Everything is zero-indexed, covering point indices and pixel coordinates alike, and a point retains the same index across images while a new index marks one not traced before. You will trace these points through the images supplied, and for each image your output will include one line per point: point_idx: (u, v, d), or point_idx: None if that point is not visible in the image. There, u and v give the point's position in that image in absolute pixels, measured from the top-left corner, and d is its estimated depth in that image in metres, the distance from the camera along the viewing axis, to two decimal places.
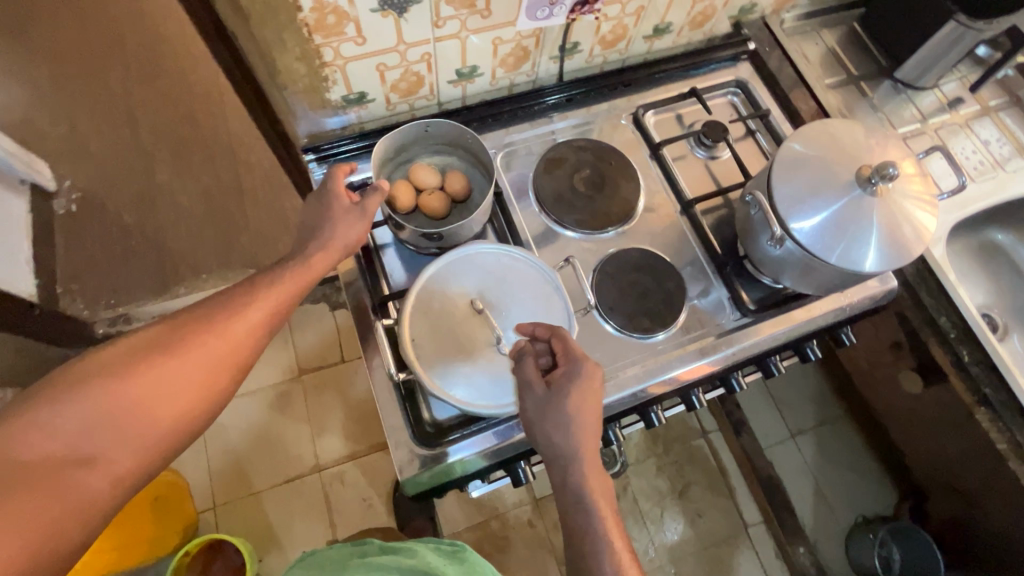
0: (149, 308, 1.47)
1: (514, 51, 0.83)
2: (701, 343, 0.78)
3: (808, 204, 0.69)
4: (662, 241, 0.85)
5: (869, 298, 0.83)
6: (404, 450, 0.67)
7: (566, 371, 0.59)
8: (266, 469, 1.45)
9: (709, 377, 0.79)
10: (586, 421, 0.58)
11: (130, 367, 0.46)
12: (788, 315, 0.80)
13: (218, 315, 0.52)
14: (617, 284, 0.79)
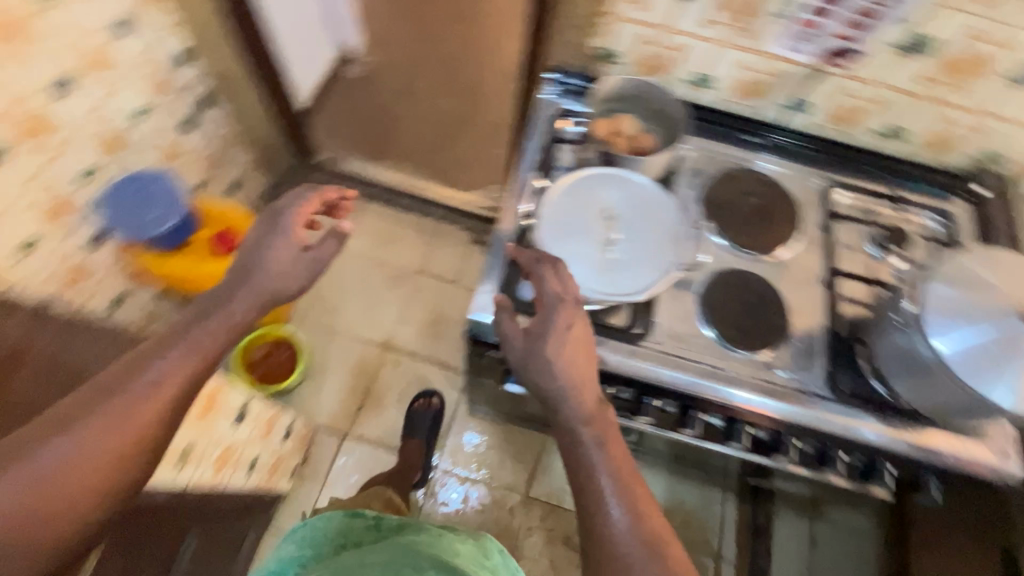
0: (354, 162, 1.87)
1: (752, 81, 0.92)
2: (774, 387, 0.78)
3: (962, 312, 0.66)
4: (790, 292, 0.86)
5: (982, 468, 0.74)
6: (488, 295, 0.79)
7: (544, 319, 0.66)
8: (352, 320, 1.67)
9: (767, 423, 0.78)
10: (569, 354, 0.64)
11: (38, 455, 0.49)
12: (880, 421, 0.76)
13: (142, 376, 0.56)
14: (728, 295, 0.83)
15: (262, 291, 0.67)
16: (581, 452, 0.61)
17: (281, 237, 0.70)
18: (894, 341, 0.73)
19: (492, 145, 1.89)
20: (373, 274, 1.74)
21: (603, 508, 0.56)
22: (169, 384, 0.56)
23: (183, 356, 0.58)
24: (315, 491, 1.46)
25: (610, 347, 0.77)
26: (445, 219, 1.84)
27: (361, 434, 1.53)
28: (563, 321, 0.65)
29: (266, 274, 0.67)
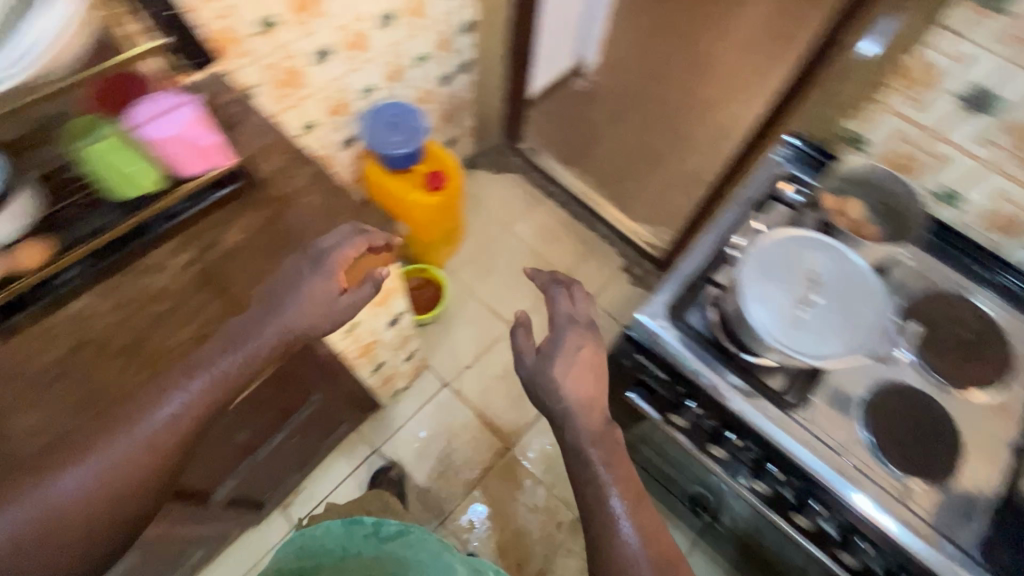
0: (548, 162, 1.99)
1: (1008, 215, 0.87)
2: (915, 520, 0.72)
3: None
4: (972, 438, 0.78)
5: None
6: (656, 307, 0.83)
7: (556, 341, 0.80)
8: (490, 290, 1.77)
9: (889, 552, 0.73)
10: (577, 375, 0.77)
11: (88, 461, 0.61)
12: None
13: (180, 386, 0.65)
14: (898, 409, 0.78)
15: (286, 329, 0.69)
16: (591, 466, 0.72)
17: (315, 274, 0.72)
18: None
19: (674, 194, 1.96)
20: (523, 259, 1.83)
21: (615, 524, 0.68)
22: (216, 388, 0.66)
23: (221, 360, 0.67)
24: (402, 418, 1.57)
25: (761, 404, 0.78)
26: (605, 240, 1.90)
27: (458, 390, 1.62)
28: (573, 342, 0.79)
29: (295, 308, 0.70)
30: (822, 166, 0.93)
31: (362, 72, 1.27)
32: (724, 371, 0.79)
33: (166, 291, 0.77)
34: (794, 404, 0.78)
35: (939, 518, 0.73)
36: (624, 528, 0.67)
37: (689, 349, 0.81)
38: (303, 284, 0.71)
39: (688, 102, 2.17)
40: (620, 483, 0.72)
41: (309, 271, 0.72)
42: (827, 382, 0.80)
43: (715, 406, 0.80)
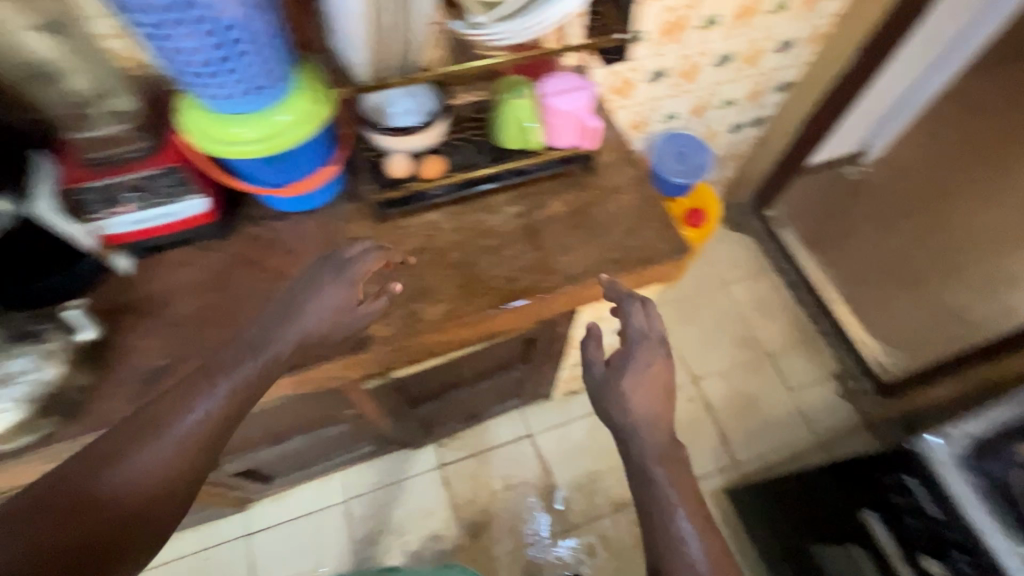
0: (790, 239, 1.88)
1: None
2: None
3: None
4: None
5: None
6: (952, 441, 0.86)
7: (626, 356, 0.81)
8: (684, 338, 1.72)
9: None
10: (644, 392, 0.78)
11: (110, 478, 0.56)
12: None
13: (197, 399, 0.62)
14: None
15: (295, 335, 0.70)
16: (657, 486, 0.72)
17: (331, 284, 0.77)
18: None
19: (924, 323, 1.73)
20: (730, 321, 1.75)
21: (683, 544, 0.67)
22: (236, 397, 0.65)
23: (245, 366, 0.66)
24: (563, 417, 1.59)
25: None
26: (824, 337, 1.74)
27: None
28: (642, 358, 0.80)
29: (307, 316, 0.72)
30: None
31: (677, 99, 1.34)
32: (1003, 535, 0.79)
33: (498, 231, 0.88)
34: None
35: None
36: (692, 549, 0.66)
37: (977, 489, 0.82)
38: (308, 296, 0.74)
39: (975, 234, 1.90)
40: (690, 505, 0.70)
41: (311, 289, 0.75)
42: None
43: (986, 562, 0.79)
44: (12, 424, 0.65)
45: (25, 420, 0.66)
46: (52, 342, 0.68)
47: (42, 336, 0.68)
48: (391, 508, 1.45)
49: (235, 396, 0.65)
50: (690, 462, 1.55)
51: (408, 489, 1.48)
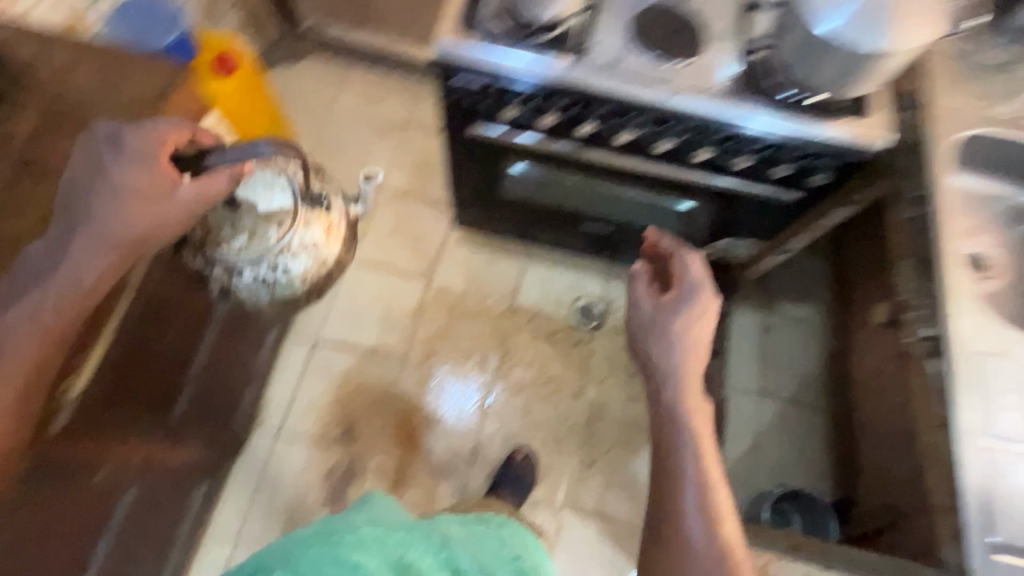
0: (339, 30, 1.91)
1: None
2: (657, 83, 0.93)
3: (839, 6, 0.80)
4: (702, 28, 0.97)
5: (843, 136, 0.93)
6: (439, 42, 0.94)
7: (678, 299, 1.05)
8: (346, 168, 1.79)
9: (731, 86, 0.94)
10: (690, 341, 1.03)
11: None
12: (765, 109, 0.93)
13: (60, 269, 0.71)
14: (652, 18, 0.97)
15: (105, 236, 0.72)
16: (680, 424, 0.98)
17: (120, 161, 0.72)
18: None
19: None
20: (363, 129, 1.85)
21: (683, 479, 0.94)
22: (89, 281, 0.72)
23: (102, 255, 0.72)
24: (325, 304, 1.62)
25: (584, 63, 0.93)
26: (430, 80, 1.93)
27: (362, 261, 1.68)
28: (699, 305, 1.04)
29: (123, 211, 0.72)
30: None
31: None
32: (512, 55, 0.93)
33: None
34: (597, 40, 0.96)
35: (721, 37, 0.97)
36: (688, 491, 0.93)
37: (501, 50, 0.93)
38: (112, 172, 0.72)
39: None
40: (704, 449, 0.97)
41: (111, 156, 0.72)
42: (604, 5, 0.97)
43: (521, 87, 0.97)
44: (274, 288, 0.97)
45: (297, 291, 0.99)
46: (323, 215, 0.94)
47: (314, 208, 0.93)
48: (270, 502, 1.42)
49: (91, 283, 0.72)
50: (429, 240, 1.73)
51: (275, 471, 1.45)
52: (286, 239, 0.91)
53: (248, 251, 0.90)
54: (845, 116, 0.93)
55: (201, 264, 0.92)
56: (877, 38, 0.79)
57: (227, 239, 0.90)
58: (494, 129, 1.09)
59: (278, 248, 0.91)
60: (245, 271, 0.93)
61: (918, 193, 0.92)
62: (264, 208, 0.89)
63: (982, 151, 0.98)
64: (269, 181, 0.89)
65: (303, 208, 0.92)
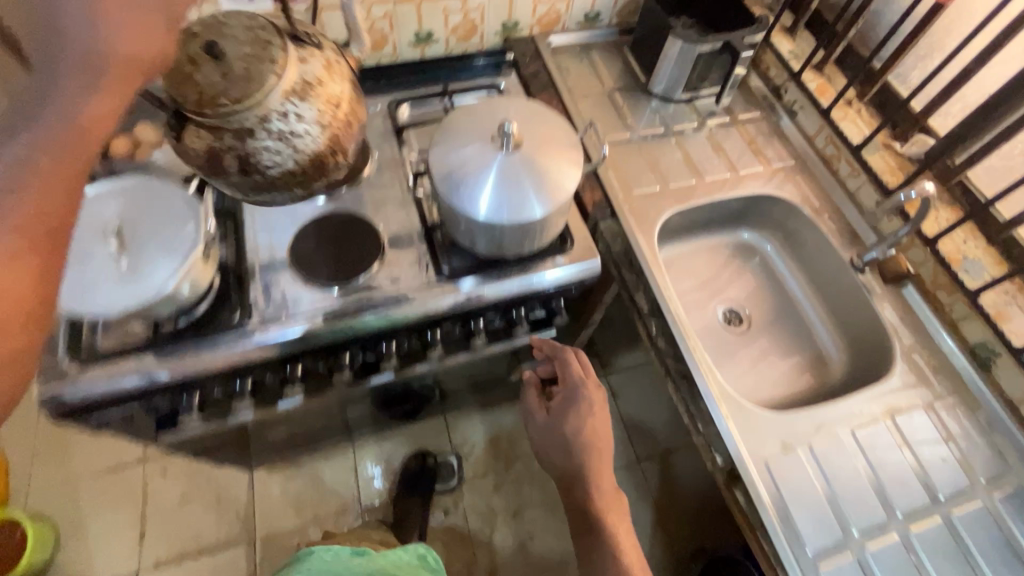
0: None
1: None
2: (337, 313, 0.79)
3: (474, 191, 0.74)
4: (366, 227, 0.87)
5: (556, 277, 0.86)
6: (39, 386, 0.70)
7: (566, 402, 0.93)
8: (92, 454, 1.44)
9: (423, 279, 0.84)
10: (589, 442, 0.91)
11: None
12: (466, 288, 0.83)
13: (26, 108, 0.34)
14: (309, 242, 0.85)
15: (90, 51, 0.36)
16: (601, 533, 0.89)
17: None
18: (438, 134, 0.81)
19: None
20: None
21: None
22: (84, 125, 0.36)
23: (94, 86, 0.36)
24: None
25: (244, 337, 0.76)
26: None
27: (154, 560, 1.34)
28: (588, 399, 0.92)
29: (99, 18, 0.36)
30: None
31: None
32: (149, 363, 0.73)
33: None
34: (255, 299, 0.80)
35: (395, 232, 0.88)
36: None
37: (125, 374, 0.72)
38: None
39: None
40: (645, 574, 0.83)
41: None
42: (252, 258, 0.84)
43: (185, 384, 0.76)
44: (306, 147, 0.64)
45: (318, 148, 0.65)
46: (322, 53, 0.65)
47: (304, 44, 0.64)
48: None
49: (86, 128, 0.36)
50: (231, 486, 1.44)
51: None
52: (284, 76, 0.59)
53: (245, 106, 0.57)
54: (549, 257, 0.86)
55: (209, 139, 0.61)
56: (535, 201, 0.74)
57: (211, 103, 0.57)
58: (192, 430, 0.84)
59: (283, 93, 0.59)
60: (259, 132, 0.61)
61: (650, 302, 0.85)
62: (251, 39, 0.59)
63: (679, 222, 1.00)
64: (246, 29, 0.60)
65: (291, 45, 0.62)
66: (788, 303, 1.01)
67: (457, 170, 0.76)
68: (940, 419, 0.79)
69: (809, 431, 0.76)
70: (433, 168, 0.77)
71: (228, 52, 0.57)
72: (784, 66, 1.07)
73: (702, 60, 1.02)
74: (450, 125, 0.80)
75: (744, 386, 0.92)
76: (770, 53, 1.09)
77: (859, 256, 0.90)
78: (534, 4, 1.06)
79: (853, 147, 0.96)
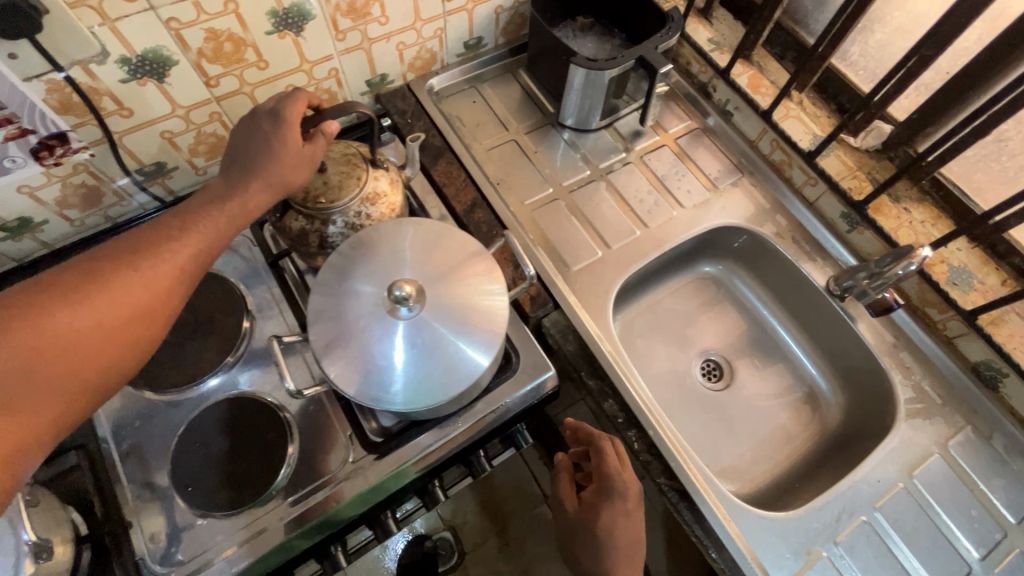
0: None
1: (70, 190, 0.72)
2: (255, 541, 0.63)
3: (377, 360, 0.58)
4: (265, 410, 0.69)
5: (513, 407, 0.71)
6: None
7: (599, 493, 0.67)
8: None
9: (353, 457, 0.68)
10: (623, 541, 0.65)
11: (87, 285, 0.44)
12: (402, 456, 0.67)
13: (219, 195, 0.54)
14: (197, 450, 0.67)
15: (273, 176, 0.55)
16: None
17: (277, 128, 0.56)
18: (309, 306, 0.61)
19: None
20: None
21: None
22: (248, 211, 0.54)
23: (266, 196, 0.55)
24: None
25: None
26: None
27: None
28: (623, 489, 0.66)
29: (275, 154, 0.55)
30: None
31: None
32: None
33: None
34: (145, 552, 0.63)
35: (303, 403, 0.71)
36: None
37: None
38: (272, 132, 0.56)
39: None
40: None
41: (270, 125, 0.56)
42: (123, 493, 0.66)
43: None
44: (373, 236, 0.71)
45: None
46: (389, 171, 0.72)
47: (379, 163, 0.70)
48: None
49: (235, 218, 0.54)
50: None
51: None
52: (364, 188, 0.67)
53: (335, 203, 0.65)
54: (497, 385, 0.71)
55: (301, 223, 0.67)
56: (474, 348, 0.59)
57: (311, 199, 0.65)
58: None
59: (359, 201, 0.67)
60: (335, 223, 0.67)
61: (623, 410, 0.72)
62: (346, 160, 0.67)
63: (631, 282, 0.86)
64: (341, 152, 0.68)
65: (371, 165, 0.69)
66: (766, 336, 0.91)
67: (356, 351, 0.58)
68: (955, 462, 0.71)
69: (829, 525, 0.67)
70: (319, 360, 0.58)
71: (328, 167, 0.66)
72: (707, 61, 0.90)
73: (615, 84, 0.85)
74: (321, 289, 0.61)
75: (741, 451, 0.82)
76: (688, 47, 0.92)
77: (836, 280, 0.80)
78: (398, 50, 0.84)
79: (804, 153, 0.82)
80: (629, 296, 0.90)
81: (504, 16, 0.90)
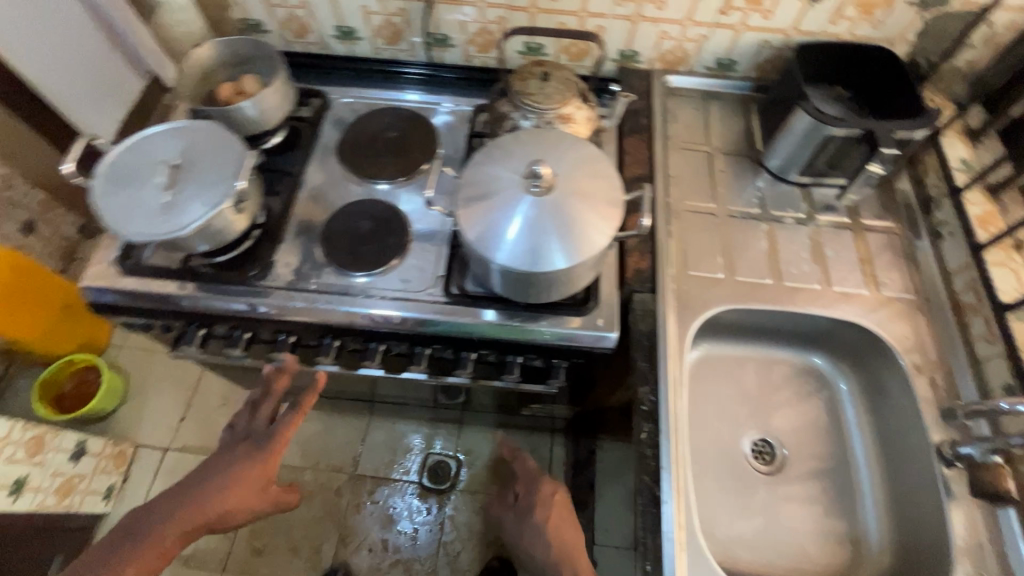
0: None
1: (386, 24, 0.98)
2: (341, 298, 0.81)
3: (491, 215, 0.70)
4: (402, 223, 0.87)
5: (565, 336, 0.78)
6: (101, 266, 0.83)
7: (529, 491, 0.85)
8: None
9: (433, 291, 0.82)
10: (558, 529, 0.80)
11: (140, 532, 0.69)
12: (465, 312, 0.80)
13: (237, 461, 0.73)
14: (347, 219, 0.87)
15: (216, 518, 0.71)
16: None
17: (241, 450, 0.74)
18: (470, 159, 0.76)
19: None
20: None
21: None
22: (247, 481, 0.72)
23: (229, 491, 0.71)
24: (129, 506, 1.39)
25: (261, 297, 0.81)
26: None
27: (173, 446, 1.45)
28: (546, 489, 0.84)
29: (225, 491, 0.71)
30: (472, 86, 1.03)
31: None
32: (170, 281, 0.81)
33: None
34: (280, 260, 0.85)
35: (426, 237, 0.88)
36: None
37: (165, 293, 0.81)
38: (244, 446, 0.74)
39: None
40: None
41: (237, 454, 0.74)
42: (289, 221, 0.89)
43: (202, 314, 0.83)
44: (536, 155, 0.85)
45: None
46: (591, 109, 0.84)
47: (586, 99, 0.83)
48: None
49: (172, 543, 0.69)
50: None
51: None
52: (563, 107, 0.81)
53: (538, 106, 0.81)
54: (564, 312, 0.78)
55: (506, 109, 0.83)
56: (561, 248, 0.68)
57: (524, 95, 0.82)
58: (206, 350, 0.92)
59: (555, 113, 0.81)
60: (529, 120, 0.81)
61: (652, 403, 0.74)
62: (565, 85, 0.83)
63: (732, 322, 0.86)
64: (564, 79, 0.83)
65: (579, 97, 0.83)
66: (840, 466, 0.82)
67: (481, 202, 0.71)
68: None
69: None
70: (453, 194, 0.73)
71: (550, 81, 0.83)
72: (946, 176, 0.84)
73: (832, 146, 0.84)
74: (486, 151, 0.75)
75: (741, 533, 0.77)
76: (933, 156, 0.87)
77: (951, 444, 0.69)
78: (658, 38, 0.96)
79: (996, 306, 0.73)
80: (725, 338, 0.89)
81: (767, 52, 0.96)
